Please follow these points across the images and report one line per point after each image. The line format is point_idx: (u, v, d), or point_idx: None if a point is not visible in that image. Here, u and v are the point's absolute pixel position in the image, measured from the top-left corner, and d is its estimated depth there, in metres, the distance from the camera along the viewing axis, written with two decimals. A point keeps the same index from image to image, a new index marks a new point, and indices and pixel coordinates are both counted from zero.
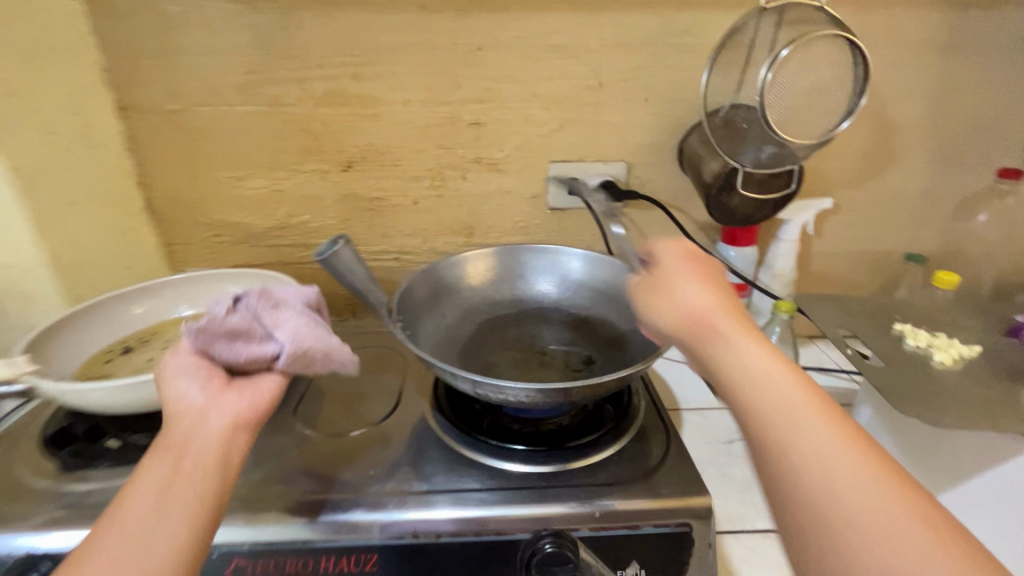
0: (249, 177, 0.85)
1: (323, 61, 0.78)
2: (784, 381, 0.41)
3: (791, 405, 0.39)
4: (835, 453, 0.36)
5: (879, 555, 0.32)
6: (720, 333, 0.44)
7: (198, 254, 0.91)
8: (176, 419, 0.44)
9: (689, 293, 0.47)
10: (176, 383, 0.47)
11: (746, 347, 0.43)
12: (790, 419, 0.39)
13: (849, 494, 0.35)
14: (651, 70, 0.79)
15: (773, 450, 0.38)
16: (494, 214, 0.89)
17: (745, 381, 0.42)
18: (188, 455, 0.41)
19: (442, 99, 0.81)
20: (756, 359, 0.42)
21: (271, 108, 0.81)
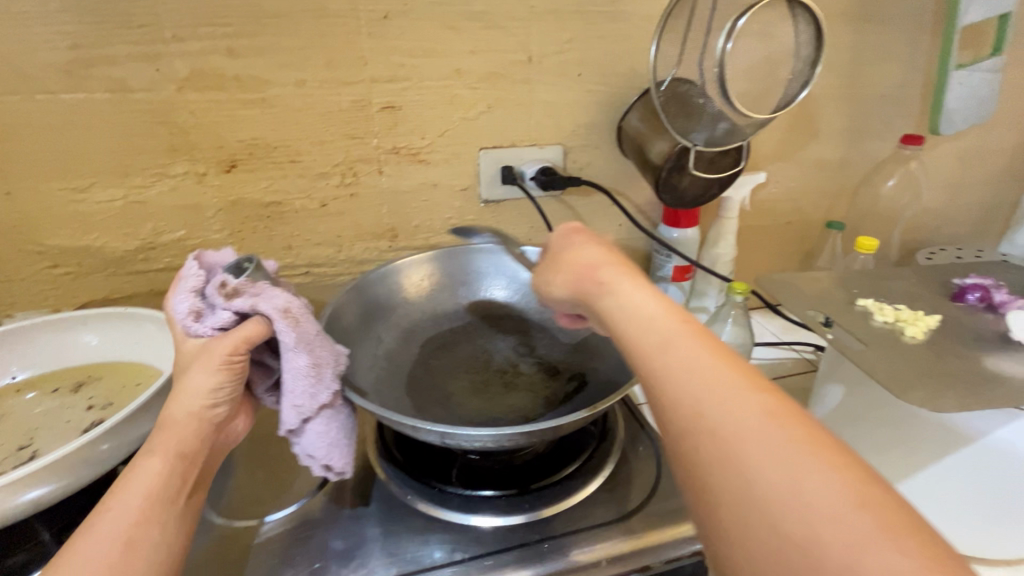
0: (93, 187, 0.65)
1: (183, 32, 0.60)
2: (670, 322, 0.36)
3: (672, 346, 0.34)
4: (720, 390, 0.31)
5: (762, 492, 0.27)
6: (605, 286, 0.40)
7: (30, 292, 0.69)
8: (192, 416, 0.42)
9: (581, 257, 0.44)
10: (227, 384, 0.42)
11: (629, 293, 0.39)
12: (674, 361, 0.33)
13: (730, 429, 0.29)
14: (584, 42, 0.72)
15: (660, 398, 0.33)
16: (420, 212, 0.77)
17: (629, 328, 0.37)
18: (197, 462, 0.42)
19: (346, 78, 0.67)
20: (638, 303, 0.38)
21: (114, 95, 0.61)
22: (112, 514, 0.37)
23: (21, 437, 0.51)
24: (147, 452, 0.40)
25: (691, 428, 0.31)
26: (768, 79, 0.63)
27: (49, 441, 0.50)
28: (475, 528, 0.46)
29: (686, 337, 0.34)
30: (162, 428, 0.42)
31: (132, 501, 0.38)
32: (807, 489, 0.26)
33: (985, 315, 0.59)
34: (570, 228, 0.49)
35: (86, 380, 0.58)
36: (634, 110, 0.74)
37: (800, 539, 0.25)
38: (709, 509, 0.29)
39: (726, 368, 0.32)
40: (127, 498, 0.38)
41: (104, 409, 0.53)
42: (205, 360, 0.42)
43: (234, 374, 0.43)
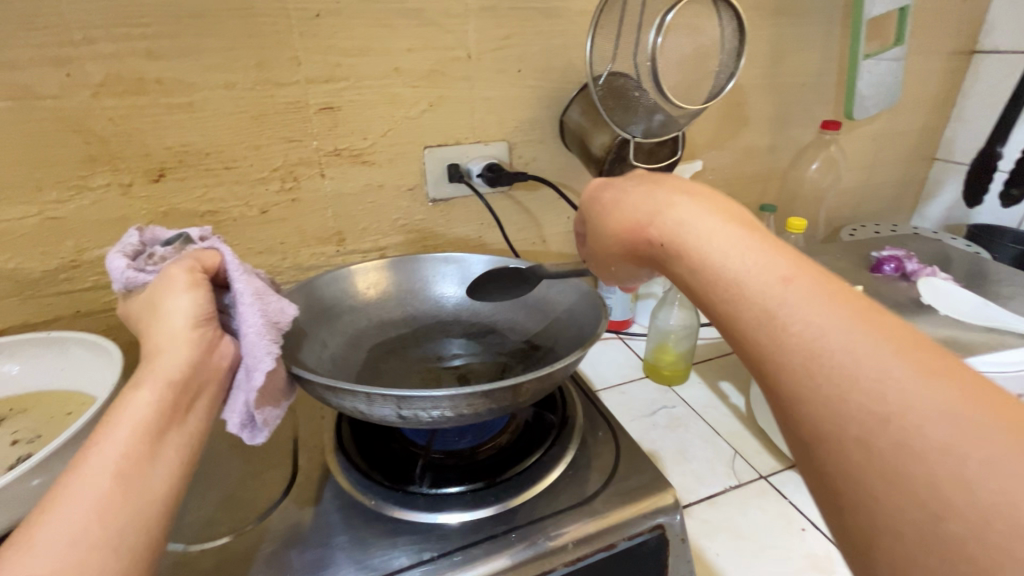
0: (3, 204, 0.60)
1: (95, 34, 0.56)
2: (762, 253, 0.32)
3: (770, 277, 0.30)
4: (836, 323, 0.27)
5: (907, 439, 0.23)
6: (671, 222, 0.37)
7: None
8: (178, 340, 0.40)
9: (640, 203, 0.41)
10: (199, 301, 0.42)
11: (706, 224, 0.35)
12: (774, 295, 0.30)
13: (853, 367, 0.26)
14: (522, 39, 0.72)
15: (760, 338, 0.29)
16: (367, 215, 0.76)
17: (709, 264, 0.33)
18: (191, 390, 0.39)
19: (279, 79, 0.65)
20: (718, 238, 0.34)
21: (20, 103, 0.57)
22: (100, 447, 0.34)
23: None
24: (136, 385, 0.38)
25: (806, 369, 0.27)
26: (698, 71, 0.66)
27: None
28: (442, 527, 0.46)
29: (783, 268, 0.31)
30: (151, 359, 0.39)
31: (124, 433, 0.35)
32: (979, 452, 0.22)
33: (900, 283, 0.65)
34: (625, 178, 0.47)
35: (8, 414, 0.53)
36: (576, 103, 0.76)
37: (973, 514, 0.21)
38: (840, 480, 0.25)
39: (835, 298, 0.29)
40: (117, 430, 0.35)
41: (32, 443, 0.49)
42: (171, 285, 0.42)
43: (204, 291, 0.42)
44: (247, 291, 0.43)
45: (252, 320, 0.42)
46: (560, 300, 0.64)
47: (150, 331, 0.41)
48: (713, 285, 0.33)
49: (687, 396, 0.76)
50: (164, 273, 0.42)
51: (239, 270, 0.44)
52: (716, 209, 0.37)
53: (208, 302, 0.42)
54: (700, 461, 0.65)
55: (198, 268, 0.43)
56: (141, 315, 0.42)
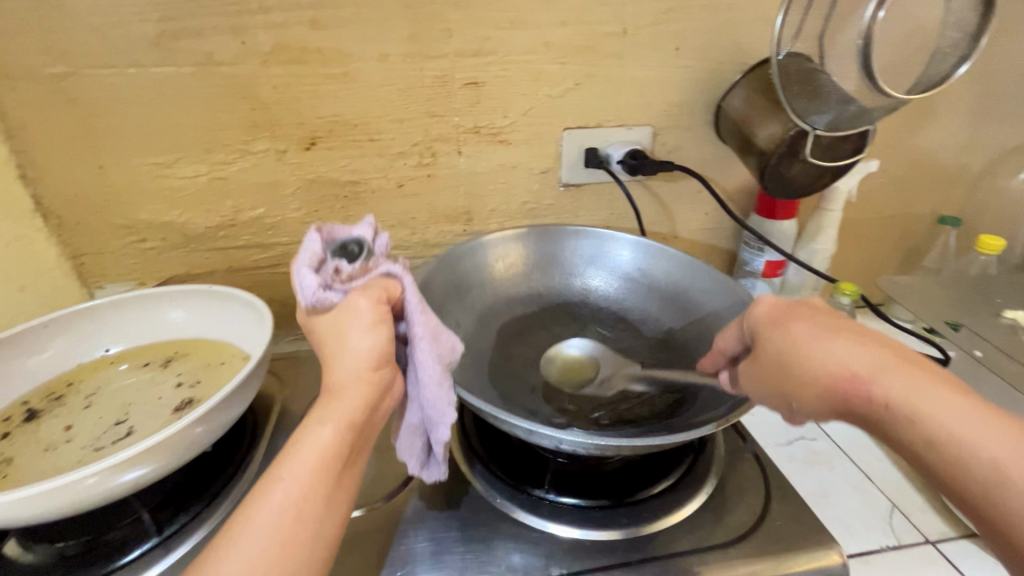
0: (180, 163, 0.65)
1: (268, 3, 0.58)
2: (989, 429, 0.34)
3: (1010, 468, 0.32)
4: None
5: None
6: (890, 389, 0.36)
7: (117, 265, 0.70)
8: (361, 382, 0.39)
9: (847, 357, 0.38)
10: (383, 336, 0.39)
11: (944, 401, 0.35)
12: (1019, 487, 0.32)
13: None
14: (685, 13, 0.65)
15: (1001, 524, 0.32)
16: (497, 195, 0.73)
17: (939, 446, 0.34)
18: (365, 433, 0.39)
19: (429, 52, 0.63)
20: (951, 412, 0.35)
21: (201, 69, 0.60)
22: (281, 488, 0.35)
23: (120, 412, 0.50)
24: (318, 421, 0.38)
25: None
26: (912, 52, 0.56)
27: (143, 418, 0.50)
28: (557, 539, 0.44)
29: (1019, 443, 0.33)
30: (334, 392, 0.39)
31: (301, 477, 0.36)
32: None
33: None
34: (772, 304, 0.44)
35: (174, 356, 0.57)
36: (738, 89, 0.68)
37: None
38: None
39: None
40: (300, 469, 0.36)
41: (193, 389, 0.53)
42: (357, 320, 0.39)
43: (387, 330, 0.40)
44: (429, 335, 0.41)
45: (435, 371, 0.41)
46: (706, 300, 0.60)
47: (330, 358, 0.40)
48: (943, 464, 0.34)
49: (831, 429, 0.67)
50: (351, 301, 0.39)
51: (427, 310, 0.41)
52: (918, 365, 0.37)
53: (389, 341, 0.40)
54: (850, 509, 0.57)
55: (383, 301, 0.40)
56: (322, 333, 0.40)
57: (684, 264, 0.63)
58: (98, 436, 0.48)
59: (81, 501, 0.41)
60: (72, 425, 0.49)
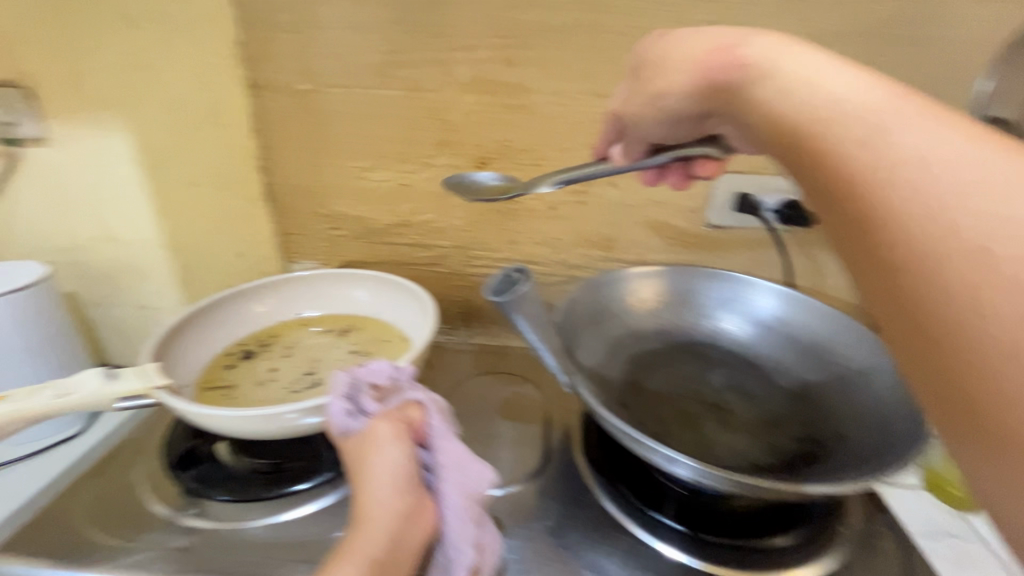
0: (376, 168, 0.77)
1: (474, 42, 0.68)
2: (903, 104, 0.30)
3: (895, 125, 0.29)
4: (965, 163, 0.26)
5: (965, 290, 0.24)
6: (783, 74, 0.36)
7: (310, 246, 0.85)
8: (383, 508, 0.44)
9: (770, 55, 0.37)
10: (401, 457, 0.47)
11: (835, 68, 0.34)
12: (890, 137, 0.29)
13: (941, 201, 0.26)
14: (869, 69, 0.64)
15: (839, 171, 0.30)
16: (641, 228, 0.77)
17: (827, 108, 0.32)
18: (389, 566, 0.42)
19: (603, 92, 0.69)
20: (824, 71, 0.34)
21: (409, 93, 0.72)
22: None
23: (310, 365, 0.61)
24: (345, 554, 0.42)
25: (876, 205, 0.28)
26: None
27: (327, 373, 0.60)
28: (667, 560, 0.49)
29: (885, 90, 0.31)
30: (363, 523, 0.44)
31: None
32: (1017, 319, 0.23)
33: None
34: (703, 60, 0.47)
35: (349, 327, 0.67)
36: None
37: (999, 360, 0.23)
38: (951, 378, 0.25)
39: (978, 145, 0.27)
40: None
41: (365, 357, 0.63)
42: (376, 443, 0.47)
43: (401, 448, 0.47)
44: (447, 464, 0.47)
45: (452, 500, 0.45)
46: (854, 356, 0.58)
47: (364, 490, 0.47)
48: (816, 127, 0.32)
49: None
50: (370, 428, 0.48)
51: (443, 437, 0.48)
52: (843, 58, 0.35)
53: (403, 463, 0.46)
54: None
55: (398, 423, 0.48)
56: (356, 467, 0.48)
57: (833, 319, 0.60)
58: (295, 381, 0.58)
59: (285, 429, 0.52)
60: (276, 368, 0.61)
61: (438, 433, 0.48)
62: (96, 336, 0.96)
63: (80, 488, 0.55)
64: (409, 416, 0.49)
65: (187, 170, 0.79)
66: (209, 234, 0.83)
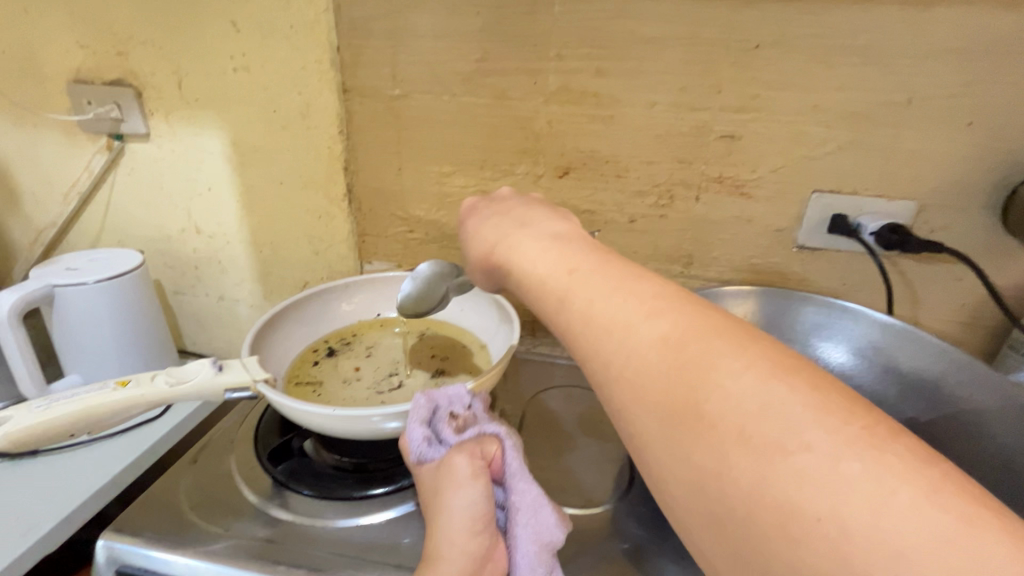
0: (456, 174, 0.78)
1: (565, 52, 0.67)
2: (700, 348, 0.32)
3: (721, 370, 0.30)
4: (799, 432, 0.27)
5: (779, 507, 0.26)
6: (580, 294, 0.38)
7: (385, 247, 0.87)
8: (457, 551, 0.43)
9: (554, 262, 0.41)
10: (480, 497, 0.45)
11: (598, 282, 0.38)
12: (729, 401, 0.29)
13: (812, 492, 0.26)
14: (990, 89, 0.60)
15: (684, 434, 0.31)
16: (723, 246, 0.75)
17: (633, 356, 0.34)
18: None
19: (694, 104, 0.67)
20: (535, 262, 0.43)
21: (495, 101, 0.72)
22: None
23: (392, 367, 0.62)
24: None
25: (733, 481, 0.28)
26: None
27: (409, 376, 0.61)
28: None
29: (604, 292, 0.37)
30: (435, 559, 0.43)
31: None
32: (850, 524, 0.24)
33: None
34: (500, 227, 0.48)
35: (427, 331, 0.68)
36: None
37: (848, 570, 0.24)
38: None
39: (803, 401, 0.28)
40: None
41: (445, 363, 0.63)
42: (454, 481, 0.45)
43: (480, 488, 0.45)
44: (522, 508, 0.45)
45: (527, 548, 0.44)
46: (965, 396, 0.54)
47: (436, 523, 0.46)
48: (634, 375, 0.34)
49: None
50: (448, 462, 0.47)
51: (521, 479, 0.46)
52: (553, 241, 0.44)
53: (482, 503, 0.45)
54: None
55: (476, 458, 0.46)
56: (430, 494, 0.47)
57: (944, 354, 0.56)
58: (379, 383, 0.59)
59: (371, 430, 0.53)
60: (359, 368, 0.62)
61: (517, 474, 0.46)
62: (176, 323, 1.01)
63: (176, 470, 0.58)
64: (487, 454, 0.47)
65: (273, 169, 0.82)
66: (289, 231, 0.86)
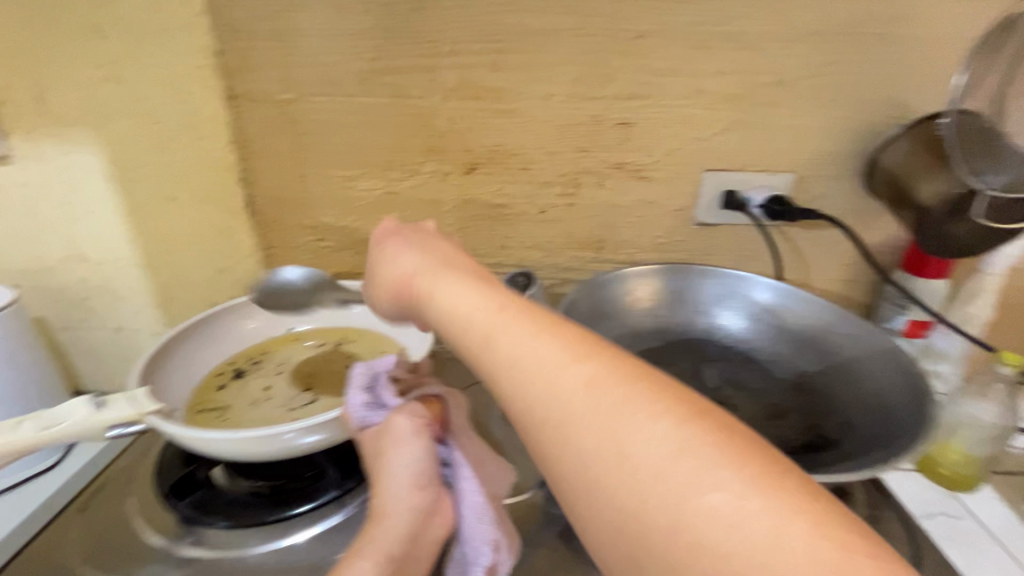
0: (362, 177, 0.76)
1: (458, 47, 0.67)
2: (617, 405, 0.30)
3: (629, 406, 0.30)
4: (693, 454, 0.28)
5: (692, 539, 0.26)
6: (502, 342, 0.35)
7: (296, 259, 0.83)
8: (403, 509, 0.43)
9: (476, 301, 0.38)
10: (423, 453, 0.45)
11: (502, 314, 0.37)
12: (635, 439, 0.29)
13: (692, 537, 0.26)
14: (845, 66, 0.66)
15: (596, 471, 0.30)
16: (630, 228, 0.78)
17: (551, 391, 0.32)
18: (403, 567, 0.42)
19: (589, 94, 0.69)
20: (440, 295, 0.40)
21: (394, 100, 0.71)
22: None
23: (306, 381, 0.60)
24: (359, 555, 0.41)
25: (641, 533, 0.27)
26: None
27: (323, 388, 0.58)
28: None
29: (523, 326, 0.36)
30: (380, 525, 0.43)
31: None
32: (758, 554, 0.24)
33: None
34: (411, 268, 0.44)
35: (343, 340, 0.66)
36: (898, 143, 0.67)
37: None
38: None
39: (710, 434, 0.28)
40: None
41: None
42: (398, 439, 0.45)
43: (424, 442, 0.45)
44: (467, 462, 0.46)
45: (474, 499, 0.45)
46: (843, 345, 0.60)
47: (379, 482, 0.45)
48: (555, 416, 0.32)
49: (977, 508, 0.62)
50: (391, 421, 0.46)
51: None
52: (436, 264, 0.43)
53: (427, 457, 0.45)
54: None
55: (420, 415, 0.46)
56: (372, 456, 0.47)
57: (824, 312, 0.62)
58: (291, 398, 0.57)
59: (280, 449, 0.50)
60: (269, 386, 0.59)
61: (460, 430, 0.49)
62: (68, 363, 0.91)
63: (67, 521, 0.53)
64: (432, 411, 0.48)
65: (160, 185, 0.76)
66: (188, 252, 0.81)
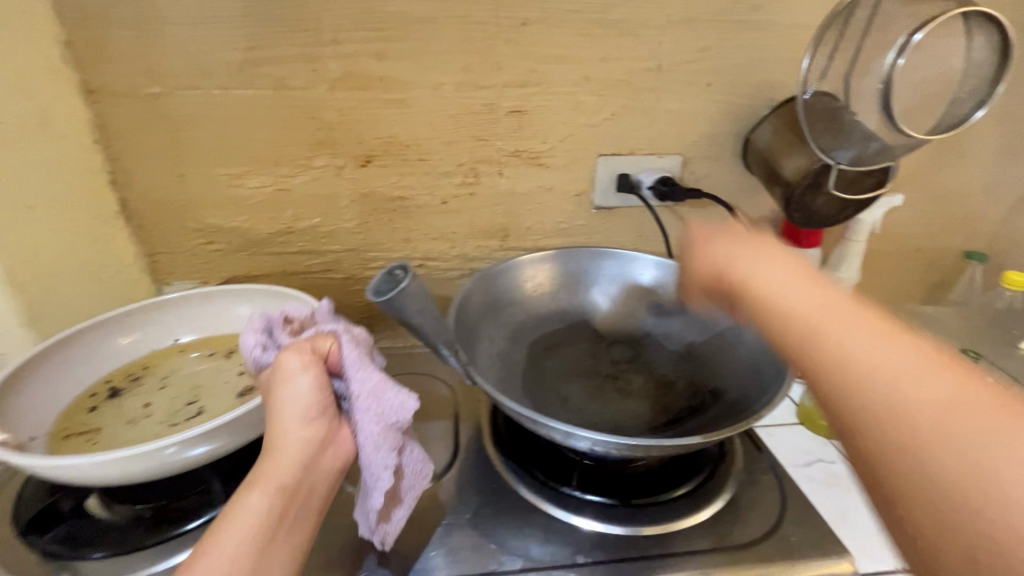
0: (250, 174, 0.72)
1: (340, 36, 0.65)
2: (876, 335, 0.34)
3: (863, 336, 0.34)
4: (906, 369, 0.32)
5: (921, 444, 0.29)
6: (787, 298, 0.40)
7: (186, 264, 0.78)
8: (292, 442, 0.42)
9: (768, 273, 0.43)
10: (311, 386, 0.43)
11: (785, 285, 0.41)
12: (890, 364, 0.32)
13: (930, 434, 0.29)
14: (717, 52, 0.70)
15: (855, 406, 0.32)
16: (533, 215, 0.79)
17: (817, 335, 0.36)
18: (301, 495, 0.41)
19: (479, 82, 0.69)
20: (768, 280, 0.42)
21: (276, 92, 0.67)
22: (209, 559, 0.37)
23: (192, 394, 0.56)
24: (249, 485, 0.40)
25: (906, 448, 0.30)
26: (927, 99, 0.65)
27: (209, 400, 0.55)
28: (580, 530, 0.51)
29: (807, 291, 0.40)
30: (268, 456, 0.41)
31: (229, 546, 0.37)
32: (975, 436, 0.28)
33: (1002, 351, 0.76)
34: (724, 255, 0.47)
35: (235, 348, 0.62)
36: (765, 124, 0.73)
37: (984, 486, 0.26)
38: (902, 494, 0.29)
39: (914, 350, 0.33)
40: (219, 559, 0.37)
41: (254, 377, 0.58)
42: (284, 375, 0.44)
43: (313, 375, 0.44)
44: (362, 394, 0.44)
45: (369, 430, 0.43)
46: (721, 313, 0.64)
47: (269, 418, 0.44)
48: (829, 361, 0.35)
49: None
50: (277, 360, 0.44)
51: (355, 367, 0.44)
52: (765, 250, 0.46)
53: (315, 390, 0.43)
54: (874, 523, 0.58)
55: (308, 351, 0.45)
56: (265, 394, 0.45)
57: None
58: (173, 413, 0.53)
59: (157, 468, 0.47)
60: (150, 403, 0.55)
61: (352, 362, 0.44)
62: None
63: None
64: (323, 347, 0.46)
65: None
66: None
